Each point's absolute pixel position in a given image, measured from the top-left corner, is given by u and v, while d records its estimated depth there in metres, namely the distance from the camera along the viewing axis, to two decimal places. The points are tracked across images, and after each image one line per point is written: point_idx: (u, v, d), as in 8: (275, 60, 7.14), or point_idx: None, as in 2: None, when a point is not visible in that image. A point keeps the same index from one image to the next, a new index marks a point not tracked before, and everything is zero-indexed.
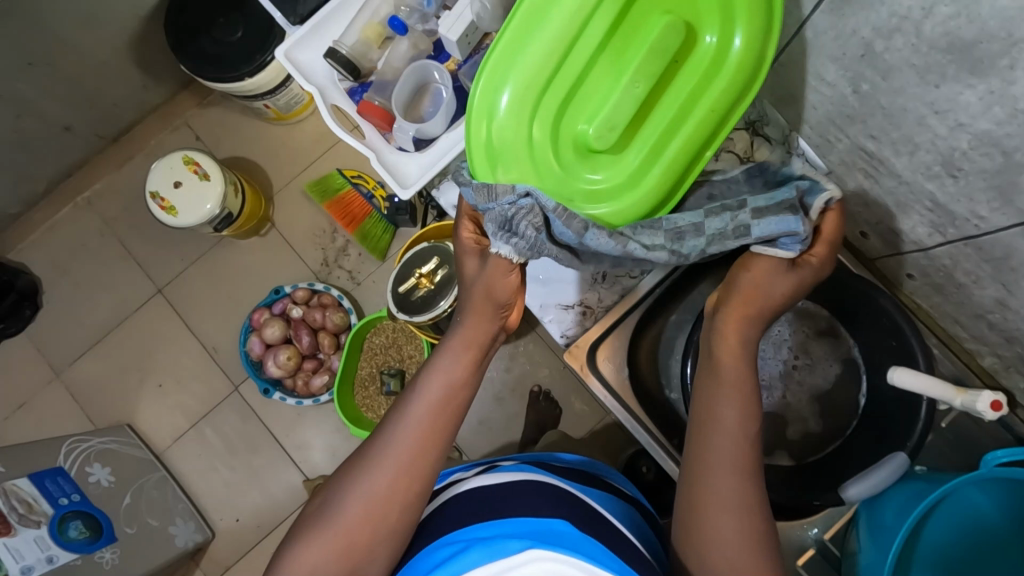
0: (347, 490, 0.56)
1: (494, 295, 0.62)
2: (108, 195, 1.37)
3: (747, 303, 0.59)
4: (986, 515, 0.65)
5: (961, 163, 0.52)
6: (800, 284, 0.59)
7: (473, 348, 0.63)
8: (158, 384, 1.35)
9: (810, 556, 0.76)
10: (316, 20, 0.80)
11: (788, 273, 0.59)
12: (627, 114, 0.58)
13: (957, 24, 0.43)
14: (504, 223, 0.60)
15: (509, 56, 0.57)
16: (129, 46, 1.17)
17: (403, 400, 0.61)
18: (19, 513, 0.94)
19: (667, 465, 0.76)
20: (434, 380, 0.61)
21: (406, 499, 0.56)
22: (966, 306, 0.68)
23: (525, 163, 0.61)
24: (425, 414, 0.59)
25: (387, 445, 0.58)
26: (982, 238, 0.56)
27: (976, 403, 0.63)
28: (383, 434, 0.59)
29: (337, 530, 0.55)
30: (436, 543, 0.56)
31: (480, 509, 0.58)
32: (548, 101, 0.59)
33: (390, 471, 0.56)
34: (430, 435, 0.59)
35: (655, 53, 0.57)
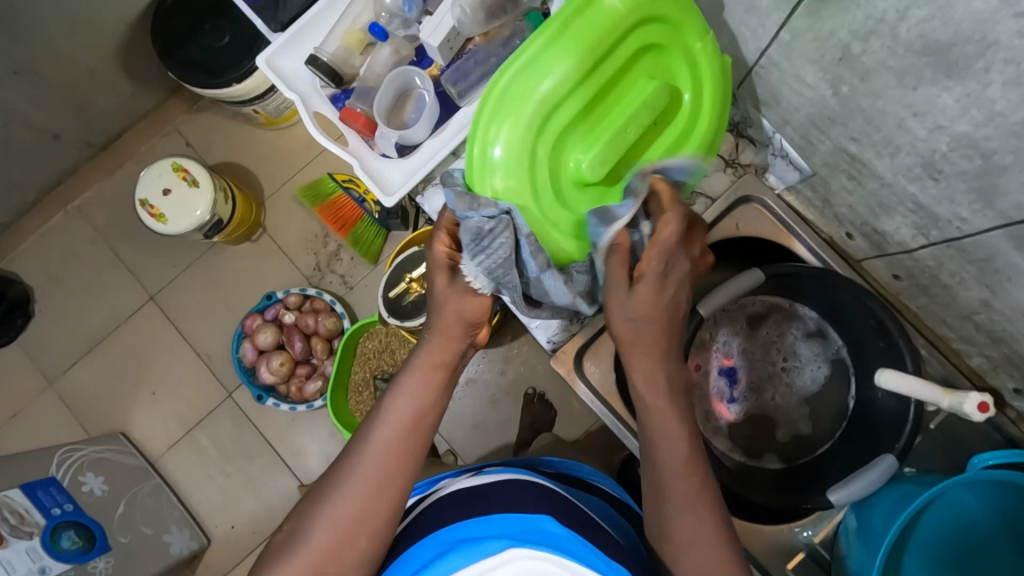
0: (313, 519, 0.56)
1: (465, 316, 0.64)
2: (98, 203, 1.37)
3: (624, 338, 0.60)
4: (974, 516, 0.64)
5: (942, 166, 0.52)
6: (653, 300, 0.59)
7: (438, 370, 0.63)
8: (151, 391, 1.35)
9: (800, 560, 0.75)
10: (295, 28, 0.80)
11: (632, 295, 0.59)
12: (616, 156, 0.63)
13: (932, 27, 0.43)
14: (477, 234, 0.61)
15: (525, 79, 0.59)
16: (116, 53, 1.17)
17: (371, 429, 0.61)
18: (12, 524, 0.93)
19: None
20: (400, 405, 0.62)
21: (376, 524, 0.56)
22: (952, 307, 0.67)
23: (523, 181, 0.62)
24: (391, 435, 0.60)
25: (354, 473, 0.58)
26: (965, 240, 0.56)
27: (964, 405, 0.62)
28: (352, 462, 0.59)
29: (301, 560, 0.55)
30: (419, 545, 0.56)
31: (462, 507, 0.58)
32: (550, 129, 0.62)
33: (358, 498, 0.57)
34: (398, 463, 0.59)
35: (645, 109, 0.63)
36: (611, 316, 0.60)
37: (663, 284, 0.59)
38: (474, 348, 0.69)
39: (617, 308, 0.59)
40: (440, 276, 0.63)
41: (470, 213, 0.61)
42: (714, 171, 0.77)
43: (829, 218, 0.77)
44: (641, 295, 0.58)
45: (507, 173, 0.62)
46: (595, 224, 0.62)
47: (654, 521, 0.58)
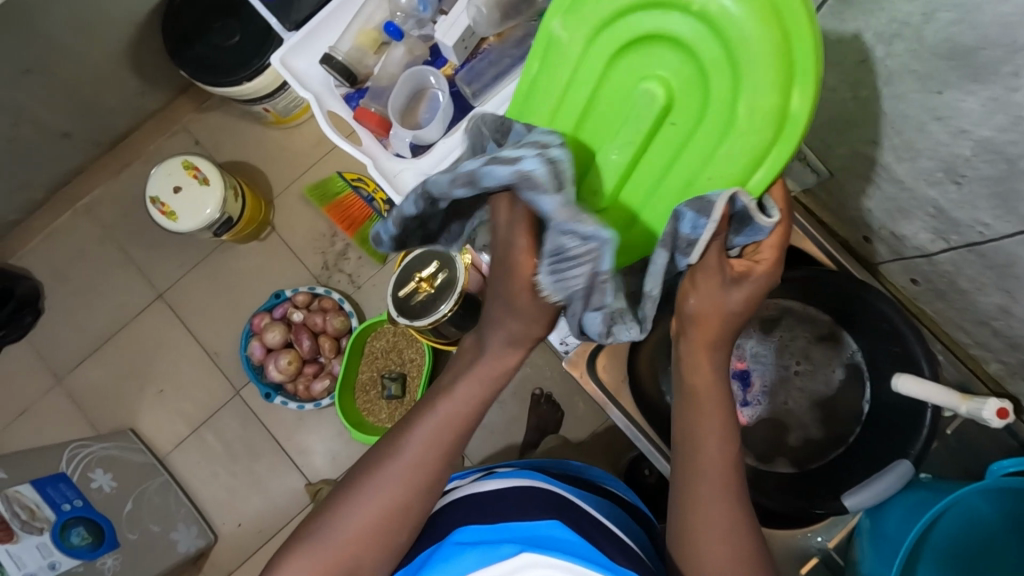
0: (343, 510, 0.54)
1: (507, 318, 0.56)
2: (107, 201, 1.38)
3: (703, 326, 0.53)
4: (990, 524, 0.64)
5: (964, 170, 0.51)
6: (754, 293, 0.53)
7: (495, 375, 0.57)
8: (159, 389, 1.35)
9: (814, 564, 0.75)
10: (310, 27, 0.81)
11: (735, 287, 0.53)
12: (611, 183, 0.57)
13: (958, 31, 0.43)
14: (558, 253, 0.45)
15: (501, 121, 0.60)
16: (127, 52, 1.17)
17: (409, 430, 0.56)
18: (22, 519, 0.94)
19: (661, 464, 0.77)
20: (446, 409, 0.56)
21: (407, 522, 0.55)
22: (969, 313, 0.67)
23: None
24: (434, 439, 0.56)
25: (389, 472, 0.55)
26: (986, 245, 0.56)
27: (982, 411, 0.61)
28: (387, 461, 0.55)
29: (325, 552, 0.53)
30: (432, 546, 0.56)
31: (480, 509, 0.58)
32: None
33: (390, 497, 0.54)
34: (432, 466, 0.55)
35: (632, 121, 0.56)
36: (700, 297, 0.53)
37: (764, 289, 0.54)
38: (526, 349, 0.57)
39: (710, 295, 0.52)
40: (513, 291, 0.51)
41: (544, 198, 0.43)
42: None
43: (844, 221, 0.77)
44: (740, 293, 0.53)
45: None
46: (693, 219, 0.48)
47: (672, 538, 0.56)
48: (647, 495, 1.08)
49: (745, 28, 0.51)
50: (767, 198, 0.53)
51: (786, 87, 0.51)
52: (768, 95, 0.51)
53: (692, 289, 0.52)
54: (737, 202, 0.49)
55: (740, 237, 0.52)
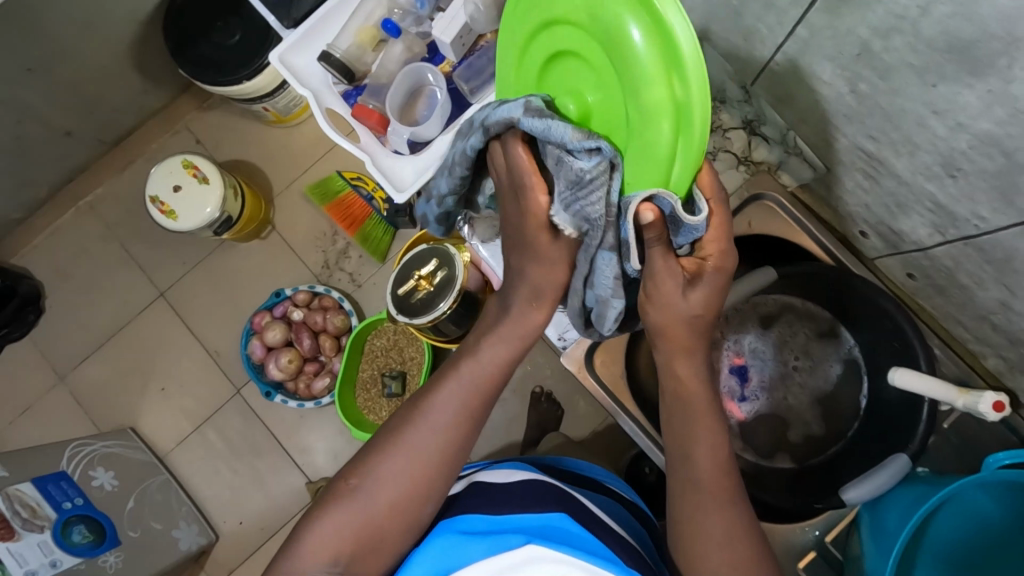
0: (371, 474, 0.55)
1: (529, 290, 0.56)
2: (109, 200, 1.38)
3: (669, 336, 0.53)
4: (990, 520, 0.64)
5: (962, 163, 0.51)
6: (710, 296, 0.51)
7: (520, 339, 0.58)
8: (161, 387, 1.35)
9: (812, 559, 0.75)
10: (308, 25, 0.81)
11: (689, 290, 0.51)
12: None
13: (955, 24, 0.42)
14: (576, 182, 0.48)
15: None
16: (128, 51, 1.18)
17: (430, 397, 0.57)
18: (23, 517, 0.94)
19: (655, 455, 0.78)
20: (470, 369, 0.57)
21: (429, 492, 0.55)
22: (968, 307, 0.67)
23: None
24: (462, 402, 0.56)
25: (416, 435, 0.56)
26: (983, 239, 0.55)
27: (977, 404, 0.61)
28: (408, 428, 0.56)
29: (345, 519, 0.53)
30: (442, 528, 0.56)
31: (488, 500, 0.58)
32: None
33: (417, 463, 0.55)
34: (453, 430, 0.56)
35: None
36: (659, 310, 0.52)
37: (722, 285, 0.52)
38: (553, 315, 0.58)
39: (669, 306, 0.52)
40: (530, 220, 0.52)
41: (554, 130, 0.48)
42: (727, 170, 0.80)
43: (842, 217, 0.77)
44: (698, 294, 0.52)
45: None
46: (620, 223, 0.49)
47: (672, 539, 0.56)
48: (647, 493, 1.08)
49: (618, 28, 0.47)
50: (697, 191, 0.50)
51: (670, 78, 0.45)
52: (653, 91, 0.46)
53: (649, 301, 0.52)
54: (661, 202, 0.47)
55: (681, 236, 0.50)
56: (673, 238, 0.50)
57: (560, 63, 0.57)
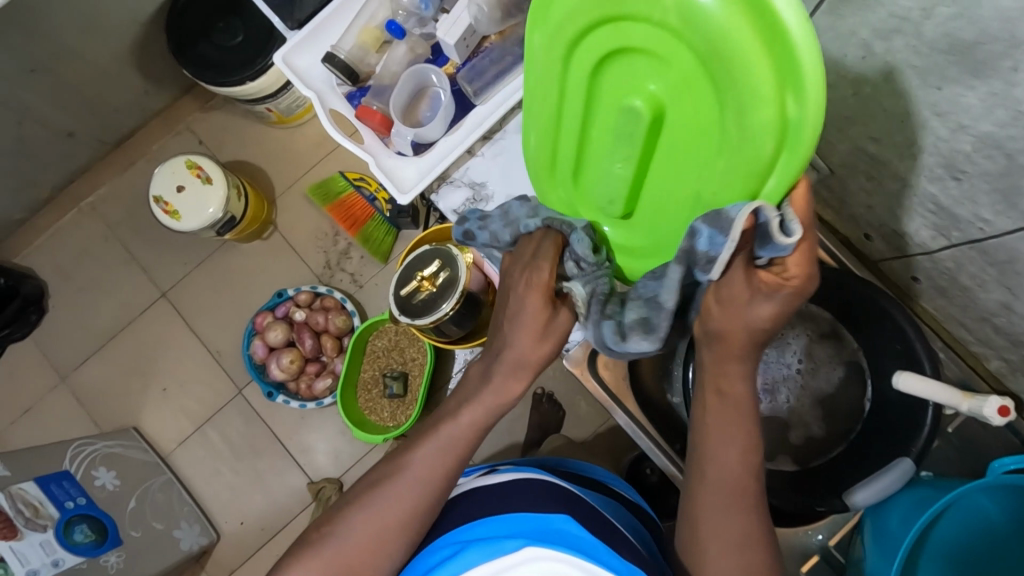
0: (348, 523, 0.56)
1: (514, 356, 0.57)
2: (112, 200, 1.38)
3: (724, 342, 0.52)
4: (992, 521, 0.64)
5: (965, 166, 0.51)
6: (782, 313, 0.49)
7: (494, 406, 0.58)
8: (163, 387, 1.36)
9: (815, 562, 0.75)
10: (313, 26, 0.81)
11: (763, 302, 0.49)
12: (619, 195, 0.60)
13: (958, 26, 0.43)
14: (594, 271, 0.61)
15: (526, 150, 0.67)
16: (131, 52, 1.18)
17: (413, 447, 0.58)
18: (26, 517, 0.95)
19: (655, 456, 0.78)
20: (446, 430, 0.58)
21: (406, 531, 0.55)
22: (971, 309, 0.67)
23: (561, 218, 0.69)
24: (434, 458, 0.57)
25: (390, 487, 0.56)
26: (987, 242, 0.56)
27: (982, 408, 0.62)
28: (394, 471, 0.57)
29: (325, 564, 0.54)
30: (438, 539, 0.56)
31: (486, 504, 0.58)
32: (561, 171, 0.66)
33: (395, 511, 0.55)
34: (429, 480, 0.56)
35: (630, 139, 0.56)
36: (724, 315, 0.51)
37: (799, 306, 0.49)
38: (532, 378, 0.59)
39: (734, 314, 0.50)
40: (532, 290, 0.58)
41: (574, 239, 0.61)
42: None
43: (846, 219, 0.76)
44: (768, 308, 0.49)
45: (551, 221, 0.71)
46: (708, 233, 0.47)
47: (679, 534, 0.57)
48: (649, 494, 1.08)
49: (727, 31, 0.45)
50: (788, 210, 0.46)
51: (781, 94, 0.44)
52: (762, 107, 0.45)
53: (715, 303, 0.51)
54: (759, 216, 0.46)
55: (765, 251, 0.47)
56: (757, 251, 0.48)
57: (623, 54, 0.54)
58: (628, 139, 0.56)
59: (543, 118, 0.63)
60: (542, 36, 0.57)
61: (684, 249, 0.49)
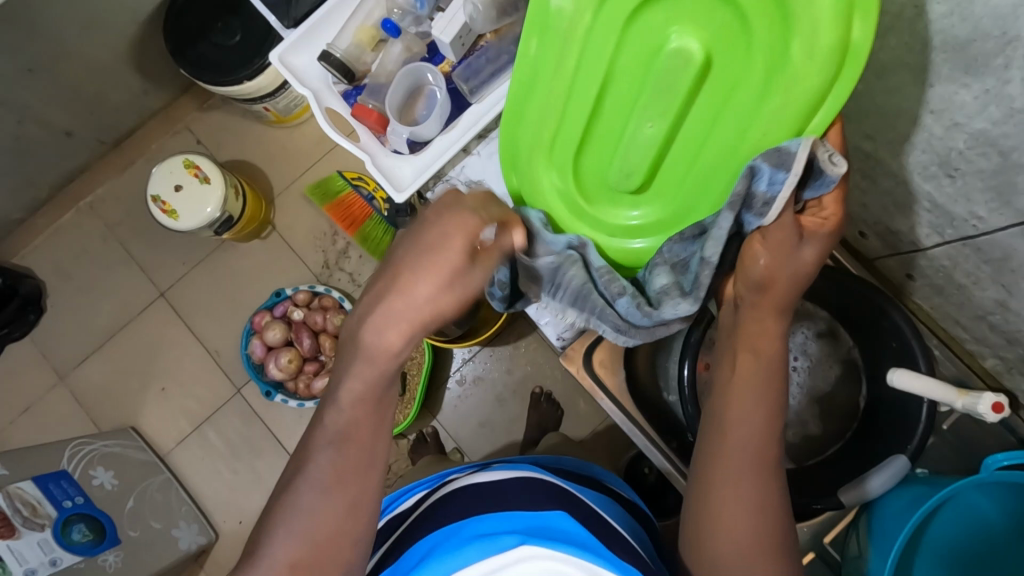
0: (284, 527, 0.50)
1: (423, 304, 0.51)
2: (110, 200, 1.38)
3: (766, 291, 0.53)
4: (991, 522, 0.64)
5: (959, 164, 0.51)
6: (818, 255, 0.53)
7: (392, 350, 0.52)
8: (162, 387, 1.36)
9: (812, 560, 0.76)
10: (308, 25, 0.81)
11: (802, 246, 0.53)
12: (645, 156, 0.63)
13: (950, 23, 0.43)
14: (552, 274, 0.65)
15: (527, 127, 0.66)
16: (129, 51, 1.18)
17: (323, 426, 0.52)
18: (23, 515, 0.95)
19: (655, 457, 0.77)
20: (353, 391, 0.52)
21: (356, 522, 0.51)
22: (966, 308, 0.67)
23: (560, 204, 0.66)
24: (357, 426, 0.52)
25: (318, 472, 0.50)
26: (981, 239, 0.56)
27: (977, 405, 0.61)
28: (312, 448, 0.51)
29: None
30: (432, 536, 0.56)
31: (481, 501, 0.58)
32: (563, 148, 0.65)
33: (333, 502, 0.50)
34: (365, 463, 0.51)
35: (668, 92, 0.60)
36: (771, 256, 0.52)
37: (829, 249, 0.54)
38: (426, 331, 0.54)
39: (781, 256, 0.52)
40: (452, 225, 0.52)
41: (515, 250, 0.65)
42: None
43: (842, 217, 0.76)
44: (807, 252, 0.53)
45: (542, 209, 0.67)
46: (771, 170, 0.52)
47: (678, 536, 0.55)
48: (647, 493, 1.08)
49: None
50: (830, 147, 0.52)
51: (834, 22, 0.50)
52: (816, 35, 0.51)
53: (765, 247, 0.53)
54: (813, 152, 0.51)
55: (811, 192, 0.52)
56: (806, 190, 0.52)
57: (655, 14, 0.60)
58: (661, 98, 0.61)
59: (554, 88, 0.63)
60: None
61: (745, 191, 0.53)
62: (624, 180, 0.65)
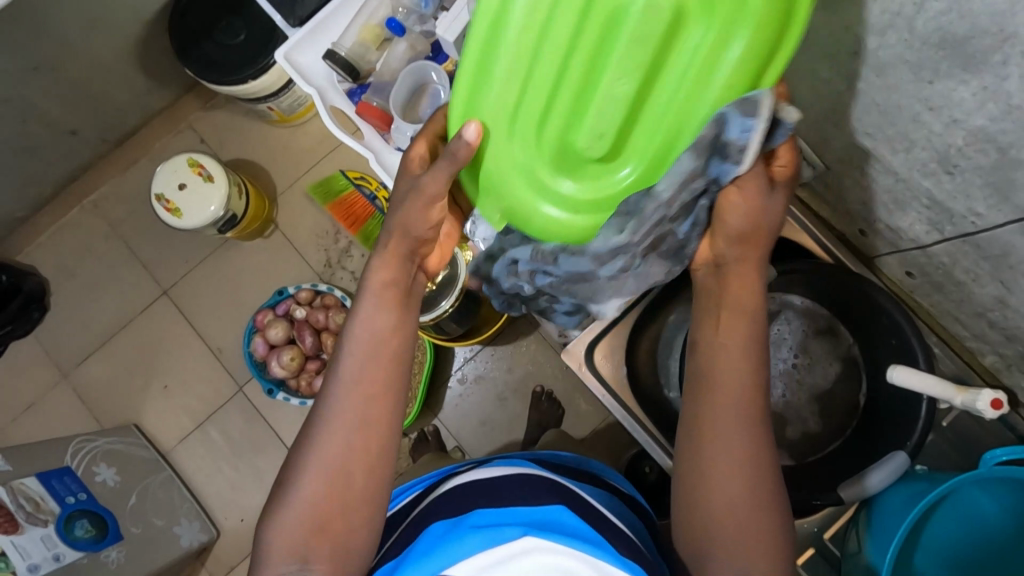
0: (305, 477, 0.58)
1: (412, 231, 0.62)
2: (114, 198, 1.39)
3: (742, 244, 0.57)
4: (986, 515, 0.64)
5: (958, 160, 0.52)
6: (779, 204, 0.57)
7: (390, 290, 0.63)
8: (164, 385, 1.36)
9: (811, 556, 0.77)
10: (313, 23, 0.82)
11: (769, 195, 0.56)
12: (615, 121, 0.55)
13: (948, 20, 0.43)
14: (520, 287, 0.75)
15: (481, 90, 0.56)
16: (133, 51, 1.19)
17: (336, 373, 0.61)
18: (26, 511, 0.96)
19: (659, 457, 0.79)
20: (361, 335, 0.61)
21: (371, 471, 0.58)
22: (965, 305, 0.67)
23: (520, 182, 0.59)
24: (359, 367, 0.60)
25: (334, 418, 0.59)
26: (980, 235, 0.56)
27: (976, 402, 0.62)
28: (328, 396, 0.60)
29: (295, 519, 0.57)
30: (433, 530, 0.56)
31: (484, 497, 0.59)
32: (524, 116, 0.57)
33: (348, 445, 0.58)
34: (378, 410, 0.60)
35: (638, 45, 0.52)
36: (747, 207, 0.56)
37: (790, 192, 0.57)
38: (422, 271, 0.68)
39: (748, 205, 0.56)
40: (421, 197, 0.60)
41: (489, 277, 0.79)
42: None
43: (842, 215, 0.77)
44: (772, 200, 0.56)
45: (497, 184, 0.60)
46: (740, 119, 0.51)
47: (679, 528, 0.57)
48: (648, 492, 1.08)
49: None
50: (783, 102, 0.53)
51: None
52: None
53: (741, 199, 0.55)
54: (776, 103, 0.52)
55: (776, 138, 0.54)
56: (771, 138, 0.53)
57: None
58: (637, 47, 0.52)
59: (514, 41, 0.53)
60: None
61: (715, 138, 0.52)
62: (592, 149, 0.57)
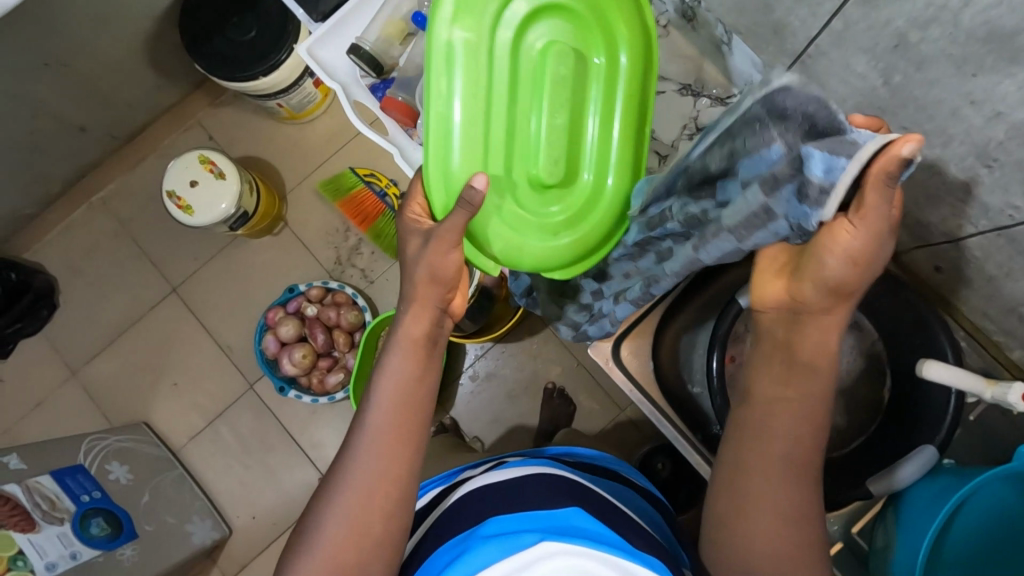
0: (329, 511, 0.57)
1: (436, 276, 0.63)
2: (122, 195, 1.39)
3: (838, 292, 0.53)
4: (1013, 508, 0.64)
5: (997, 154, 0.53)
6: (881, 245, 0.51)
7: (420, 342, 0.64)
8: (174, 382, 1.36)
9: (840, 550, 0.77)
10: (336, 19, 0.81)
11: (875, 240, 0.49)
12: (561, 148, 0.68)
13: (998, 13, 0.44)
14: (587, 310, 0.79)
15: (455, 154, 0.65)
16: (144, 46, 1.18)
17: (363, 419, 0.61)
18: (43, 509, 0.96)
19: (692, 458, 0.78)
20: (390, 385, 0.62)
21: (383, 500, 0.57)
22: (995, 299, 0.68)
23: (505, 225, 0.68)
24: (387, 415, 0.60)
25: (358, 459, 0.59)
26: (1017, 229, 0.57)
27: (1006, 395, 0.62)
28: (354, 440, 0.60)
29: (325, 559, 0.56)
30: (450, 540, 0.56)
31: (494, 501, 0.59)
32: (494, 167, 0.67)
33: (370, 485, 0.58)
34: (400, 449, 0.60)
35: (559, 92, 0.67)
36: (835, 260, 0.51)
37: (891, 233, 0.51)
38: (449, 316, 0.68)
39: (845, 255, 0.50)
40: (437, 242, 0.61)
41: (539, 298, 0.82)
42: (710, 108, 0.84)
43: None
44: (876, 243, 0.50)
45: (490, 233, 0.68)
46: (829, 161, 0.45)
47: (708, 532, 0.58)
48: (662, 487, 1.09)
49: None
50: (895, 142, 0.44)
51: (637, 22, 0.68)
52: (632, 35, 0.68)
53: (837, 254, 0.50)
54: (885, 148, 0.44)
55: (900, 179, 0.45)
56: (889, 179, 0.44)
57: (523, 28, 0.66)
58: (559, 91, 0.67)
59: (469, 110, 0.65)
60: (458, 19, 0.64)
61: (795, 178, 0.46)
62: (553, 173, 0.68)
